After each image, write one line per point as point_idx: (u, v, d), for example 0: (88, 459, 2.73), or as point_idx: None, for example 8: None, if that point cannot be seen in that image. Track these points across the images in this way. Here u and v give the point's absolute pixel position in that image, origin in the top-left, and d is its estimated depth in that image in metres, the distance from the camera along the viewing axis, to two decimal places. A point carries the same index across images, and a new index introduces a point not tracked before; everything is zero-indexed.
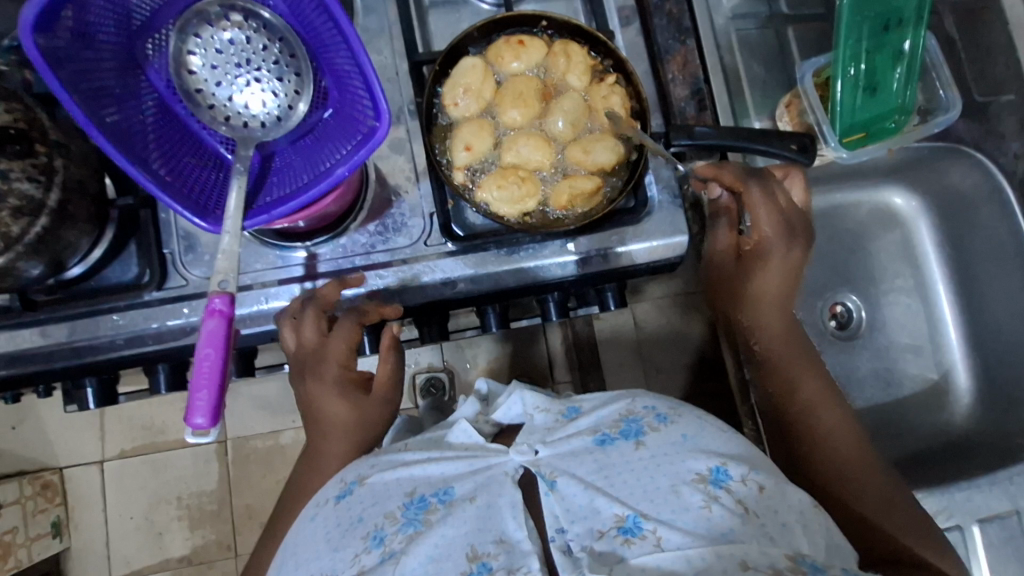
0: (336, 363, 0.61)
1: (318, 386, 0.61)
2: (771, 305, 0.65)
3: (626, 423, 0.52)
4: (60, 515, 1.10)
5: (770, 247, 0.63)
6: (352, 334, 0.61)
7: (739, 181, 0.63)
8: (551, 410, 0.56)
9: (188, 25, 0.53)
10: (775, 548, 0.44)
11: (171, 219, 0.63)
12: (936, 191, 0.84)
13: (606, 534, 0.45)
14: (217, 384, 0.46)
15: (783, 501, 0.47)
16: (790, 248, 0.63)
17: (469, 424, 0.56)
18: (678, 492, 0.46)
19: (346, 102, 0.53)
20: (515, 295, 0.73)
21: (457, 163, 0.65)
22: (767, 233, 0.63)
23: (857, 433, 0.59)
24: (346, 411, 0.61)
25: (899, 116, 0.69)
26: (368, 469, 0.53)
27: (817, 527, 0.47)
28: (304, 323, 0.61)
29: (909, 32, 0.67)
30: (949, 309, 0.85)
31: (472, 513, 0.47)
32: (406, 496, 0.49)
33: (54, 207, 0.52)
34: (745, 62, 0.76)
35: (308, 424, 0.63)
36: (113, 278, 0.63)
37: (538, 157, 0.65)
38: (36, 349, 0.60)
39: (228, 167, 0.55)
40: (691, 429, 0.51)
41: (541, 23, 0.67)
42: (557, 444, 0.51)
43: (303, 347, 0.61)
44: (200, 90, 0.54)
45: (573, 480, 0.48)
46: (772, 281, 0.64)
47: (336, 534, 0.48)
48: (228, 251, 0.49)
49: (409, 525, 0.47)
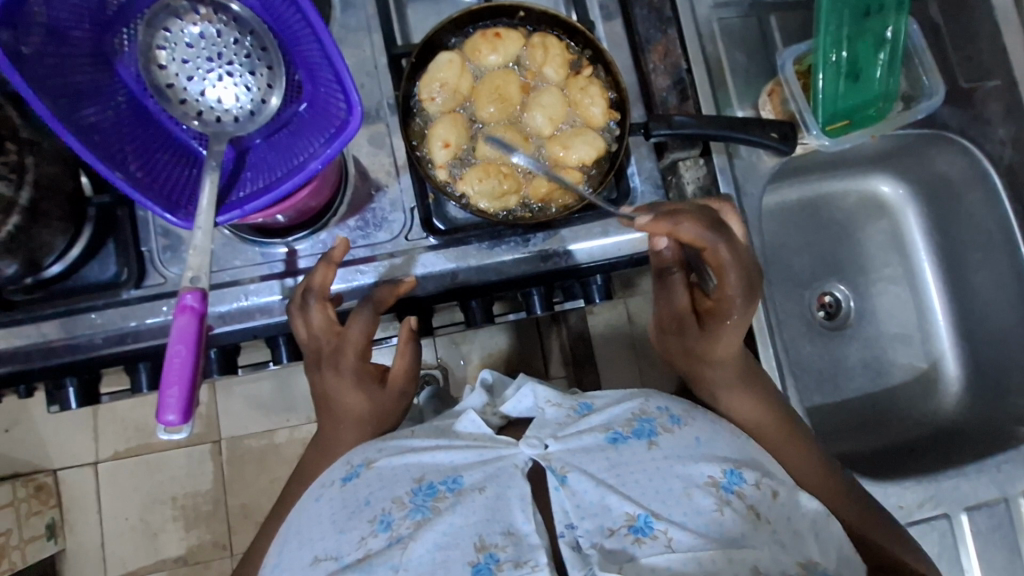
0: (353, 355, 0.58)
1: (336, 380, 0.59)
2: (732, 362, 0.58)
3: (639, 422, 0.50)
4: (55, 517, 1.10)
5: (725, 306, 0.55)
6: (370, 324, 0.58)
7: (698, 239, 0.54)
8: (563, 404, 0.55)
9: (157, 20, 0.53)
10: (788, 556, 0.46)
11: (149, 217, 0.63)
12: (923, 177, 0.83)
13: (617, 531, 0.45)
14: (188, 381, 0.45)
15: (797, 513, 0.49)
16: (750, 305, 0.54)
17: (476, 414, 0.56)
18: (691, 495, 0.46)
19: (321, 95, 0.53)
20: (499, 288, 0.72)
21: (436, 160, 0.64)
22: (724, 291, 0.54)
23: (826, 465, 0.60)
24: (361, 403, 0.59)
25: (883, 103, 0.69)
26: (375, 453, 0.53)
27: (828, 537, 0.50)
28: (313, 314, 0.59)
29: (891, 17, 0.66)
30: (937, 297, 0.85)
31: (482, 504, 0.46)
32: (413, 482, 0.49)
33: (26, 205, 0.51)
34: (727, 51, 0.73)
35: (322, 414, 0.62)
36: (92, 278, 0.62)
37: (518, 151, 0.64)
38: (14, 349, 0.60)
39: (200, 163, 0.54)
40: (704, 433, 0.51)
41: (519, 14, 0.66)
42: (569, 440, 0.50)
43: (317, 337, 0.59)
44: (171, 85, 0.53)
45: (584, 476, 0.47)
46: (735, 341, 0.57)
47: (342, 516, 0.48)
48: (200, 248, 0.48)
49: (417, 512, 0.46)
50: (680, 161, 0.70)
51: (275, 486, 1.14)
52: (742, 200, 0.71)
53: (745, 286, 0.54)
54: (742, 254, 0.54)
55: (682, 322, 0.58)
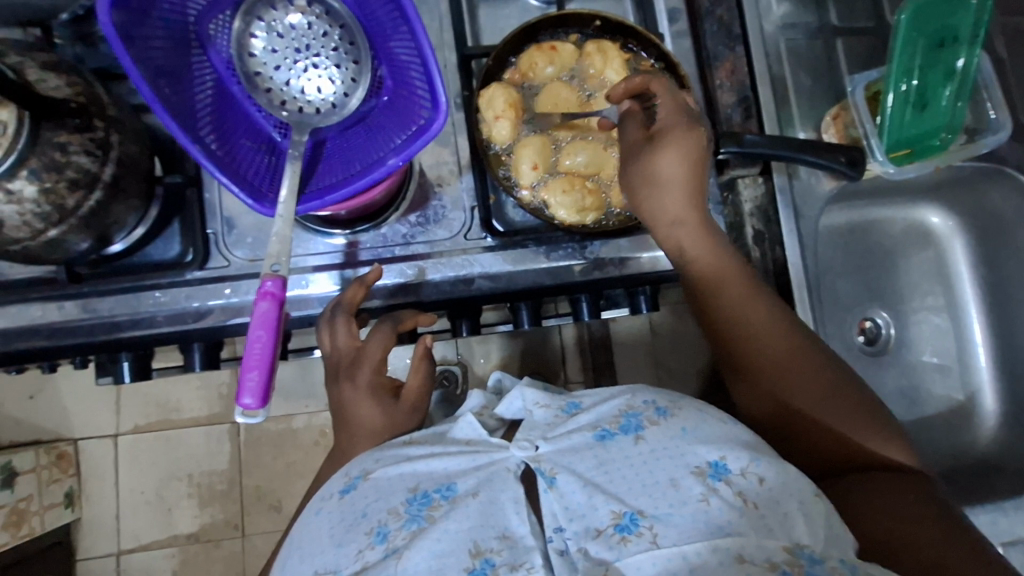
0: (370, 369, 0.59)
1: (351, 393, 0.59)
2: (682, 192, 0.56)
3: (626, 417, 0.49)
4: (73, 486, 1.11)
5: (672, 126, 0.55)
6: (388, 335, 0.60)
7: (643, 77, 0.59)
8: (551, 405, 0.53)
9: (254, 9, 0.54)
10: (773, 541, 0.41)
11: (215, 199, 0.64)
12: (973, 211, 0.82)
13: (604, 532, 0.43)
14: (267, 364, 0.46)
15: (786, 491, 0.44)
16: (690, 128, 0.55)
17: (474, 418, 0.54)
18: (678, 485, 0.43)
19: (402, 94, 0.54)
20: (549, 294, 0.72)
21: (523, 181, 0.64)
22: (671, 115, 0.56)
23: (787, 328, 0.54)
24: (375, 415, 0.58)
25: (946, 133, 0.70)
26: (373, 463, 0.51)
27: (816, 514, 0.43)
28: (338, 328, 0.60)
29: (964, 49, 0.67)
30: (978, 330, 0.84)
31: (475, 509, 0.45)
32: (409, 491, 0.47)
33: (107, 181, 0.52)
34: (793, 72, 0.74)
35: (338, 430, 0.60)
36: (156, 256, 0.64)
37: (599, 163, 0.65)
38: (74, 321, 0.61)
39: (280, 151, 0.56)
40: (691, 421, 0.48)
41: (595, 23, 0.67)
42: (559, 440, 0.49)
43: (339, 351, 0.60)
44: (259, 73, 0.55)
45: (572, 477, 0.45)
46: (682, 161, 0.55)
47: (340, 528, 0.47)
48: (282, 236, 0.49)
49: (413, 522, 0.45)
50: (740, 178, 0.72)
51: (290, 470, 1.15)
52: (799, 221, 0.72)
53: (682, 112, 0.56)
54: (677, 94, 0.57)
55: (633, 150, 0.57)
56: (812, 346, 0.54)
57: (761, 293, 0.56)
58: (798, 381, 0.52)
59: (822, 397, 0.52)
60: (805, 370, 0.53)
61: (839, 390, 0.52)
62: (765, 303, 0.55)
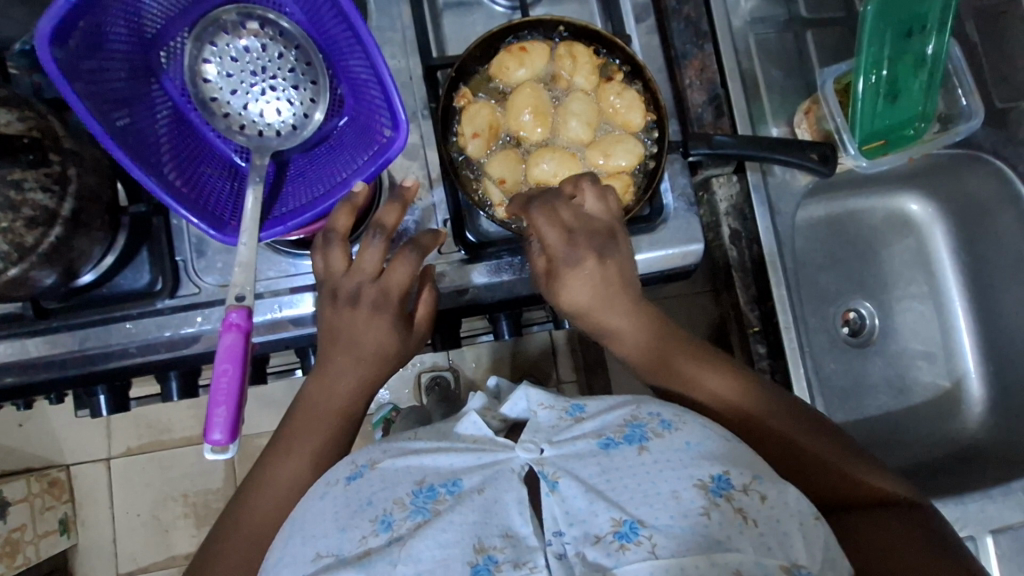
0: (396, 295, 0.54)
1: (367, 316, 0.54)
2: (604, 303, 0.55)
3: (631, 427, 0.45)
4: (67, 513, 1.10)
5: (563, 262, 0.54)
6: (415, 265, 0.55)
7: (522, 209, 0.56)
8: (556, 405, 0.49)
9: (204, 33, 0.54)
10: (772, 560, 0.39)
11: (183, 225, 0.63)
12: (953, 198, 0.81)
13: (603, 539, 0.40)
14: (234, 399, 0.46)
15: (786, 509, 0.41)
16: (580, 261, 0.54)
17: (478, 416, 0.50)
18: (678, 497, 0.40)
19: (362, 111, 0.53)
20: (527, 304, 0.73)
21: (496, 200, 0.64)
22: (558, 247, 0.54)
23: (740, 383, 0.54)
24: (388, 342, 0.55)
25: (920, 123, 0.70)
26: (380, 454, 0.47)
27: (814, 538, 0.41)
28: (369, 247, 0.54)
29: (933, 36, 0.66)
30: (961, 314, 0.84)
31: (480, 504, 0.42)
32: (416, 483, 0.44)
33: (67, 216, 0.51)
34: (763, 67, 0.74)
35: (332, 349, 0.54)
36: (125, 285, 0.62)
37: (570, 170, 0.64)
38: (46, 357, 0.60)
39: (241, 176, 0.55)
40: (695, 436, 0.44)
41: (559, 28, 0.65)
42: (565, 445, 0.45)
43: (359, 270, 0.54)
44: (215, 99, 0.54)
45: (574, 481, 0.42)
46: (587, 287, 0.54)
47: (345, 513, 0.43)
48: (244, 264, 0.48)
49: (418, 513, 0.42)
50: (714, 177, 0.72)
51: None
52: (776, 218, 0.71)
53: (569, 243, 0.54)
54: (556, 221, 0.54)
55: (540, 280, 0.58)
56: (770, 396, 0.54)
57: (706, 356, 0.56)
58: (769, 433, 0.52)
59: (799, 436, 0.52)
60: (769, 419, 0.53)
61: (815, 435, 0.53)
62: (712, 369, 0.55)
